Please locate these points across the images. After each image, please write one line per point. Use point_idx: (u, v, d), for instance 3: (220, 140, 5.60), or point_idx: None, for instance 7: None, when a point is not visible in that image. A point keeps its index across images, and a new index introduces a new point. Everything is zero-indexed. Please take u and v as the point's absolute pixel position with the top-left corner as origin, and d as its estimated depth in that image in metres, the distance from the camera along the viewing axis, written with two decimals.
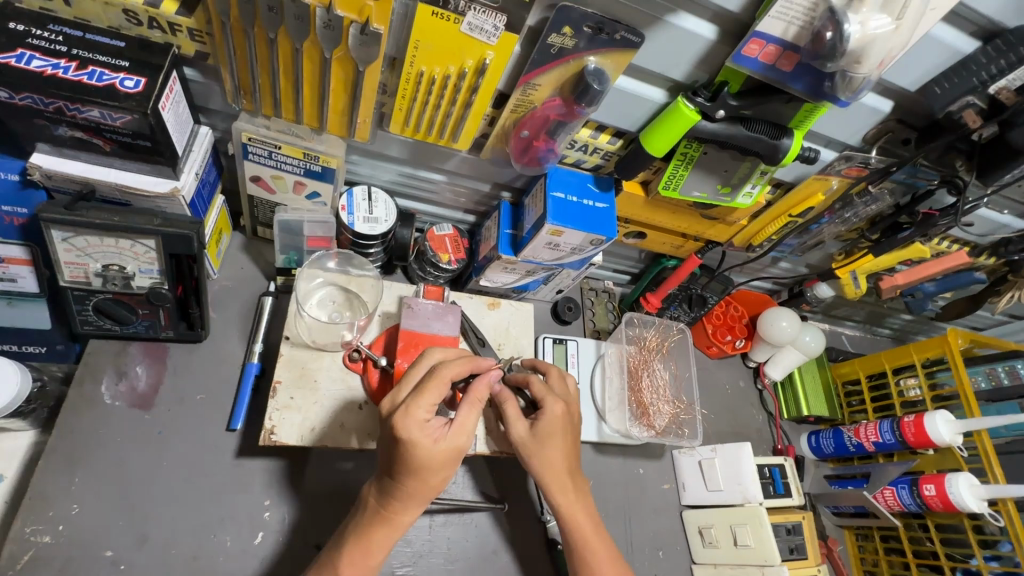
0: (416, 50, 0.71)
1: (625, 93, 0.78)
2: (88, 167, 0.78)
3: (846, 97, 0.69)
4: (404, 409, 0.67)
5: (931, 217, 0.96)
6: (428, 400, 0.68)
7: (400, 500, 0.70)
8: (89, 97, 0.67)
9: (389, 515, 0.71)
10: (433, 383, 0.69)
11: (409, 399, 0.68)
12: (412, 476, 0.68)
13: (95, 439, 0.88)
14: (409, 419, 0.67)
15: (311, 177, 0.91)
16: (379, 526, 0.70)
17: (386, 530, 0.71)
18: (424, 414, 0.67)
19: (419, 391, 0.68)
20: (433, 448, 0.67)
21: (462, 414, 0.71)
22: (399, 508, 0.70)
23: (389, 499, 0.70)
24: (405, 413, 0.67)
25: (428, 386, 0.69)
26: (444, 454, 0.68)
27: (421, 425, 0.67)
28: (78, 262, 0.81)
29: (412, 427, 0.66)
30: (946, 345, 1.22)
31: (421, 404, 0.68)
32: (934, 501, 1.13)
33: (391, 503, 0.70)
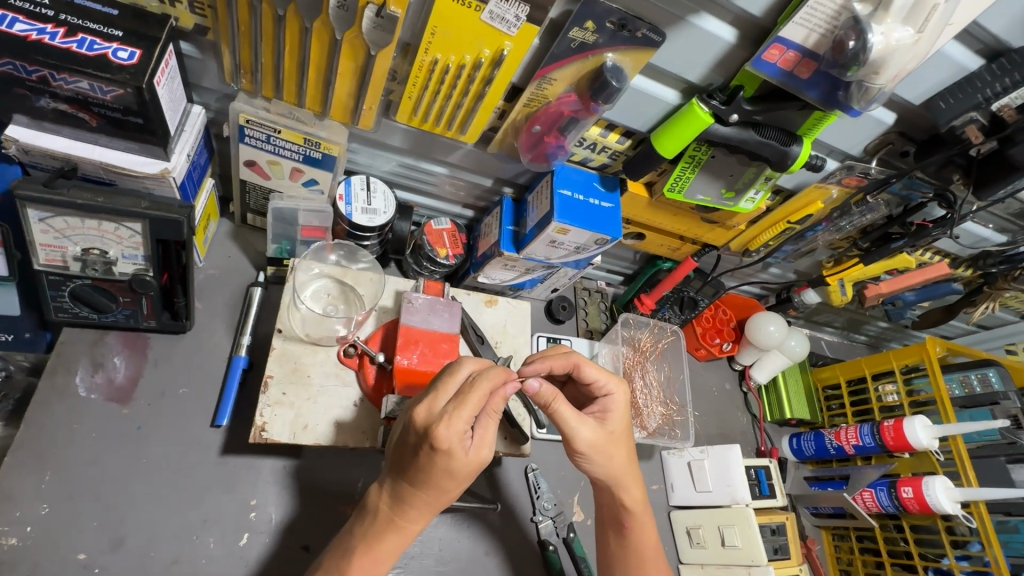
0: (433, 37, 0.69)
1: (640, 92, 0.78)
2: (71, 143, 0.72)
3: (859, 107, 0.70)
4: (444, 418, 0.64)
5: (925, 228, 0.99)
6: (470, 410, 0.65)
7: (415, 508, 0.69)
8: (78, 67, 0.62)
9: (400, 522, 0.69)
10: (475, 394, 0.65)
11: (449, 408, 0.64)
12: (434, 486, 0.66)
13: (67, 434, 0.82)
14: (450, 430, 0.63)
15: (309, 164, 0.87)
16: (390, 533, 0.69)
17: (396, 537, 0.70)
18: (465, 424, 0.64)
19: (462, 400, 0.64)
20: (465, 460, 0.65)
21: (487, 425, 0.68)
22: (412, 516, 0.69)
23: (403, 506, 0.68)
24: (445, 423, 0.64)
25: (469, 397, 0.65)
26: (472, 466, 0.66)
27: (461, 436, 0.64)
28: (55, 244, 0.76)
29: (452, 439, 0.63)
30: (924, 352, 1.28)
31: (463, 415, 0.64)
32: (912, 502, 1.17)
33: (404, 511, 0.69)
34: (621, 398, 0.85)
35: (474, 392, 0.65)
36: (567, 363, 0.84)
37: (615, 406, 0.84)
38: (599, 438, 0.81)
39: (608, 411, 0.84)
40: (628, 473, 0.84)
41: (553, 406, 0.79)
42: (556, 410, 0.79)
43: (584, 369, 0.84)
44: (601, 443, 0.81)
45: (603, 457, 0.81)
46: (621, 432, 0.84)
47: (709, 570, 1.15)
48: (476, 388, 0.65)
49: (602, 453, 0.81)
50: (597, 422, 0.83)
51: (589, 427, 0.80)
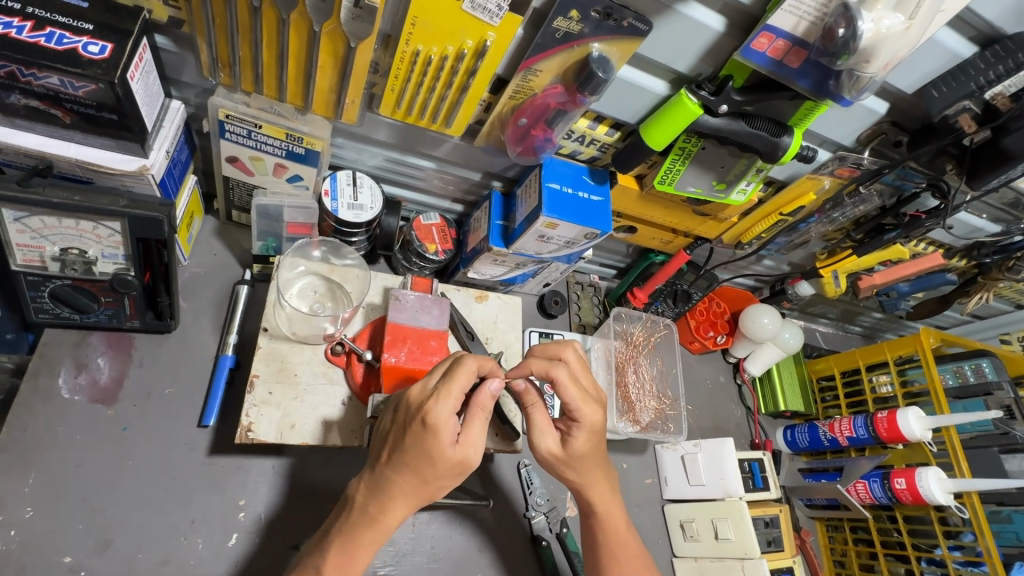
0: (414, 28, 0.67)
1: (628, 83, 0.76)
2: (45, 140, 0.70)
3: (850, 96, 0.69)
4: (434, 396, 0.64)
5: (918, 219, 0.97)
6: (459, 389, 0.64)
7: (394, 500, 0.66)
8: (47, 62, 0.60)
9: (377, 516, 0.66)
10: (464, 372, 0.65)
11: (439, 387, 0.64)
12: (415, 472, 0.64)
13: (51, 436, 0.81)
14: (439, 407, 0.63)
15: (293, 160, 0.86)
16: (365, 527, 0.66)
17: (372, 534, 0.67)
18: (454, 404, 0.64)
19: (451, 375, 0.64)
20: (449, 447, 0.63)
21: (473, 424, 0.67)
22: (389, 510, 0.66)
23: (382, 496, 0.66)
24: (435, 400, 0.63)
25: (459, 376, 0.65)
26: (453, 457, 0.64)
27: (449, 416, 0.63)
28: (32, 244, 0.75)
29: (441, 416, 0.62)
30: (918, 343, 1.28)
31: (453, 393, 0.64)
32: (905, 494, 1.17)
33: (384, 501, 0.66)
34: (591, 422, 0.79)
35: (464, 370, 0.65)
36: (546, 372, 0.78)
37: (585, 429, 0.79)
38: (561, 451, 0.80)
39: (577, 434, 0.79)
40: (591, 484, 0.84)
41: (528, 409, 0.80)
42: (530, 414, 0.80)
43: (561, 388, 0.77)
44: (561, 457, 0.81)
45: (561, 468, 0.82)
46: (588, 453, 0.81)
47: (702, 563, 1.15)
48: (466, 367, 0.66)
49: (567, 463, 0.81)
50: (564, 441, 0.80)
51: (553, 438, 0.80)
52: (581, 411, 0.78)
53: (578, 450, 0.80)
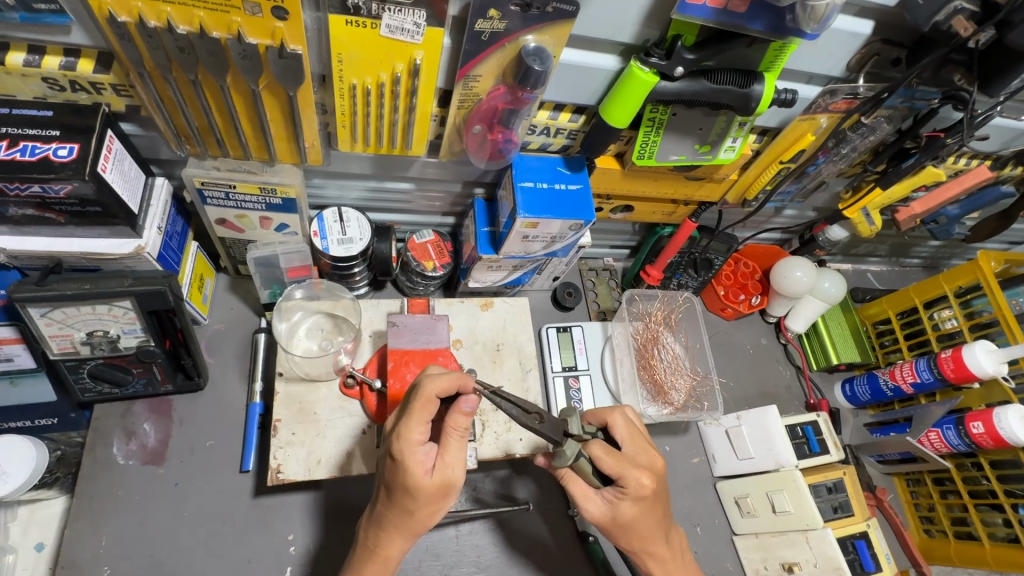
0: (342, 63, 0.67)
1: (574, 67, 0.73)
2: (51, 240, 0.78)
3: (812, 29, 0.62)
4: (396, 432, 0.65)
5: (937, 138, 0.88)
6: (420, 420, 0.64)
7: (389, 533, 0.69)
8: (25, 174, 0.66)
9: (376, 549, 0.70)
10: (421, 402, 0.65)
11: (401, 421, 0.65)
12: (397, 506, 0.66)
13: (114, 499, 0.90)
14: (402, 440, 0.64)
15: (275, 211, 0.89)
16: (367, 560, 0.70)
17: (376, 566, 0.70)
18: (419, 435, 0.65)
19: (409, 409, 0.65)
20: (422, 478, 0.64)
21: (450, 447, 0.66)
22: (386, 543, 0.69)
23: (377, 530, 0.69)
24: (398, 436, 0.65)
25: (418, 406, 0.65)
26: (430, 487, 0.65)
27: (413, 449, 0.64)
28: (62, 334, 0.82)
29: (403, 450, 0.64)
30: (979, 271, 1.15)
31: (414, 426, 0.64)
32: (984, 439, 1.06)
33: (379, 534, 0.69)
34: (636, 489, 0.78)
35: (420, 400, 0.65)
36: (603, 418, 0.86)
37: (630, 498, 0.78)
38: (609, 516, 0.81)
39: (623, 496, 0.79)
40: (644, 546, 0.83)
41: (566, 480, 0.83)
42: (568, 485, 0.83)
43: (598, 460, 0.79)
44: (609, 523, 0.82)
45: (611, 533, 0.83)
46: (636, 519, 0.80)
47: (764, 539, 1.10)
48: (421, 396, 0.65)
49: (617, 529, 0.82)
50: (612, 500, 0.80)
51: (597, 504, 0.82)
52: (624, 478, 0.78)
53: (629, 506, 0.79)
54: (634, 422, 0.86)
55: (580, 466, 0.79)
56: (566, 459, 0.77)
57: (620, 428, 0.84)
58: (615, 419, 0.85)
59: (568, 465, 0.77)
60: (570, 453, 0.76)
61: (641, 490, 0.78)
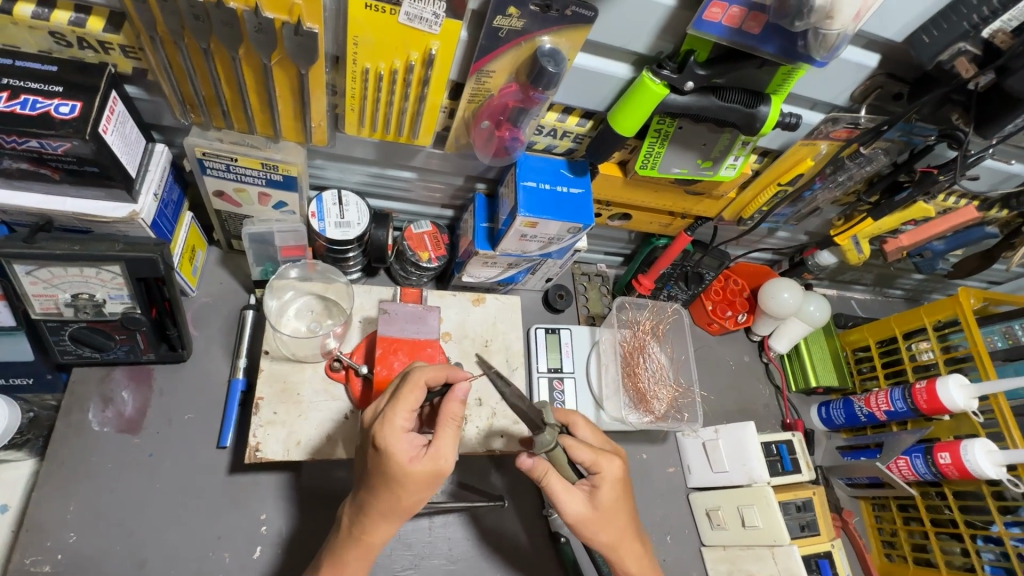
0: (356, 46, 0.67)
1: (587, 72, 0.73)
2: (43, 197, 0.76)
3: (822, 57, 0.64)
4: (382, 418, 0.65)
5: (931, 175, 0.91)
6: (406, 407, 0.66)
7: (374, 520, 0.68)
8: (24, 128, 0.65)
9: (360, 537, 0.69)
10: (408, 389, 0.66)
11: (386, 407, 0.66)
12: (383, 493, 0.66)
13: (86, 466, 0.88)
14: (387, 427, 0.65)
15: (274, 187, 0.88)
16: (351, 548, 0.69)
17: (359, 551, 0.70)
18: (404, 422, 0.65)
19: (396, 398, 0.66)
20: (409, 464, 0.64)
21: (440, 436, 0.67)
22: (372, 530, 0.68)
23: (361, 519, 0.68)
24: (383, 423, 0.65)
25: (403, 393, 0.66)
26: (419, 474, 0.64)
27: (399, 436, 0.64)
28: (46, 293, 0.81)
29: (389, 439, 0.63)
30: (958, 306, 1.18)
31: (399, 413, 0.65)
32: (950, 469, 1.09)
33: (365, 523, 0.68)
34: (611, 474, 0.82)
35: (408, 387, 0.66)
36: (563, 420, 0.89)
37: (607, 483, 0.82)
38: (589, 509, 0.81)
39: (599, 485, 0.82)
40: (622, 542, 0.84)
41: (544, 480, 0.80)
42: (547, 484, 0.79)
43: (572, 449, 0.82)
44: (588, 518, 0.81)
45: (590, 531, 0.82)
46: (614, 506, 0.82)
47: (731, 551, 1.12)
48: (409, 383, 0.67)
49: (597, 524, 0.81)
50: (589, 494, 0.82)
51: (577, 500, 0.80)
52: (599, 464, 0.82)
53: (608, 494, 0.82)
54: (592, 423, 0.91)
55: (556, 456, 0.81)
56: (546, 445, 0.79)
57: (583, 427, 0.88)
58: (576, 420, 0.89)
59: (549, 449, 0.79)
60: (549, 438, 0.79)
61: (614, 477, 0.82)
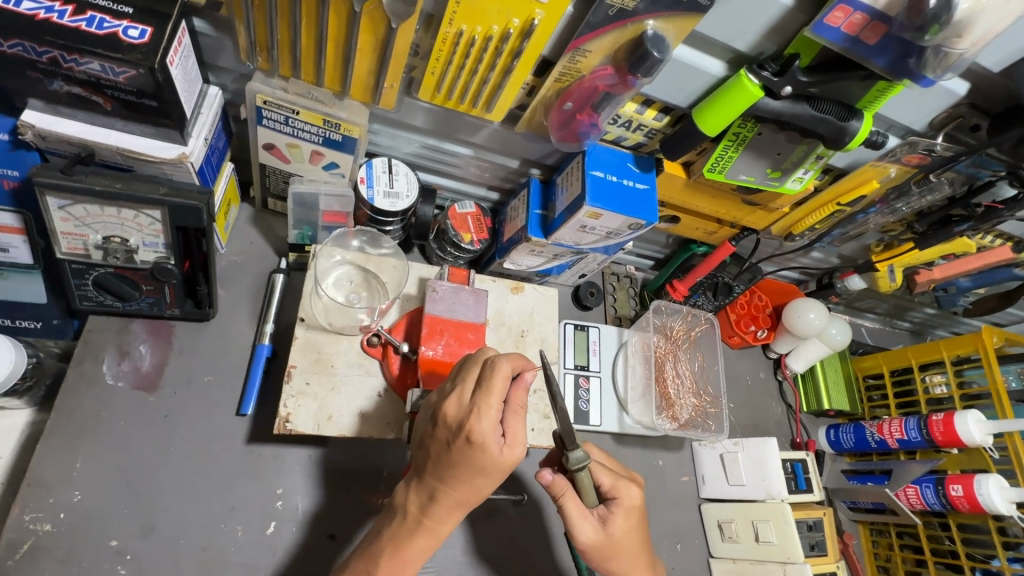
0: (457, 6, 0.64)
1: (683, 64, 0.71)
2: (87, 128, 0.70)
3: (933, 76, 0.63)
4: (476, 410, 0.61)
5: (995, 210, 0.90)
6: (500, 398, 0.63)
7: (447, 509, 0.66)
8: (88, 48, 0.60)
9: (429, 525, 0.67)
10: (500, 378, 0.63)
11: (480, 398, 0.62)
12: (466, 483, 0.64)
13: (96, 421, 0.83)
14: (484, 421, 0.61)
15: (329, 147, 0.84)
16: (420, 535, 0.67)
17: (425, 538, 0.67)
18: (498, 413, 0.62)
19: (490, 388, 0.62)
20: (500, 455, 0.62)
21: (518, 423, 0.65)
22: (444, 517, 0.67)
23: (433, 508, 0.66)
24: (477, 415, 0.61)
25: (494, 383, 0.63)
26: (506, 463, 0.63)
27: (493, 427, 0.62)
28: (76, 232, 0.75)
29: (488, 430, 0.61)
30: (979, 342, 1.20)
31: (493, 404, 0.62)
32: (961, 501, 1.11)
33: (436, 511, 0.66)
34: (629, 500, 0.80)
35: (501, 378, 0.63)
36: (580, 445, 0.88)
37: (624, 509, 0.79)
38: (602, 537, 0.78)
39: (614, 512, 0.79)
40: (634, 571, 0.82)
41: (562, 499, 0.76)
42: (564, 504, 0.77)
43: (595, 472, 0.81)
44: (602, 545, 0.78)
45: (603, 558, 0.79)
46: (626, 536, 0.80)
47: (741, 565, 1.12)
48: (501, 373, 0.63)
49: (604, 552, 0.79)
50: (601, 522, 0.79)
51: (592, 525, 0.78)
52: (617, 489, 0.81)
53: (622, 523, 0.79)
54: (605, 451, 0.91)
55: (579, 478, 0.77)
56: (580, 462, 0.75)
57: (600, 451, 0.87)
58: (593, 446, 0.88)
59: (579, 467, 0.75)
60: (580, 457, 0.75)
61: (632, 503, 0.81)
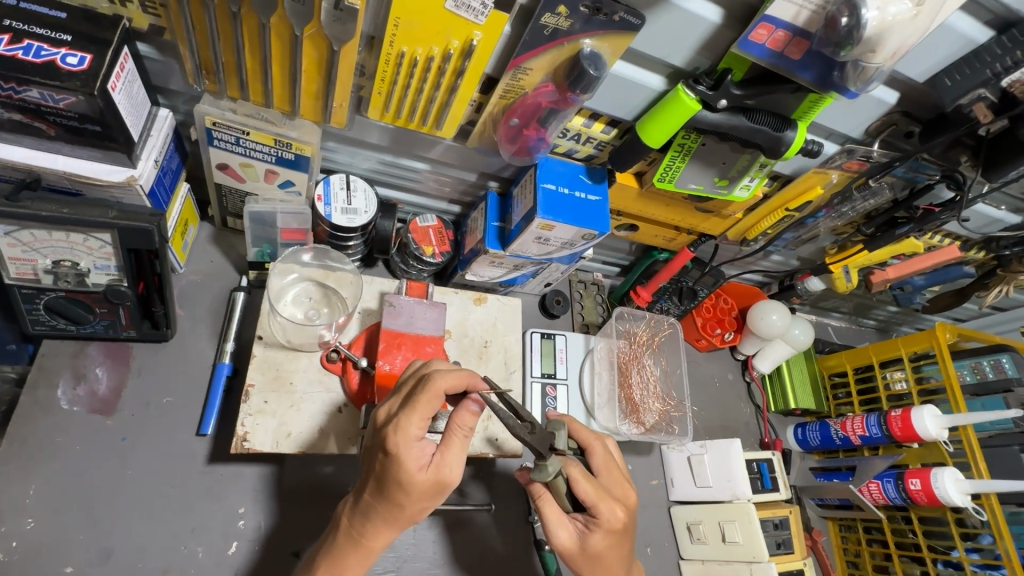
0: (396, 28, 0.65)
1: (623, 80, 0.73)
2: (32, 153, 0.70)
3: (856, 89, 0.65)
4: (395, 423, 0.64)
5: (932, 213, 0.95)
6: (422, 414, 0.64)
7: (376, 525, 0.67)
8: (25, 76, 0.60)
9: (360, 540, 0.68)
10: (424, 395, 0.65)
11: (401, 414, 0.64)
12: (388, 499, 0.65)
13: (51, 447, 0.82)
14: (400, 435, 0.63)
15: (283, 166, 0.85)
16: (350, 551, 0.68)
17: (358, 555, 0.68)
18: (417, 429, 0.64)
19: (412, 403, 0.64)
20: (417, 472, 0.63)
21: (449, 443, 0.66)
22: (372, 534, 0.67)
23: (362, 522, 0.67)
24: (395, 428, 0.64)
25: (418, 399, 0.65)
26: (427, 482, 0.64)
27: (411, 442, 0.63)
28: (25, 257, 0.74)
29: (401, 444, 0.62)
30: (934, 339, 1.23)
31: (412, 420, 0.64)
32: (920, 495, 1.13)
33: (365, 526, 0.67)
34: (609, 520, 0.77)
35: (426, 395, 0.65)
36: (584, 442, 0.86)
37: (602, 528, 0.77)
38: (577, 546, 0.78)
39: (593, 527, 0.77)
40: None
41: (539, 502, 0.80)
42: (541, 508, 0.79)
43: (574, 483, 0.77)
44: (577, 554, 0.78)
45: (579, 566, 0.79)
46: (604, 552, 0.78)
47: (709, 566, 1.13)
48: (428, 390, 0.65)
49: (584, 561, 0.79)
50: (581, 531, 0.78)
51: (569, 531, 0.78)
52: (597, 507, 0.77)
53: (598, 541, 0.77)
54: (613, 452, 0.86)
55: (555, 484, 0.78)
56: (546, 474, 0.74)
57: (598, 457, 0.84)
58: (595, 447, 0.85)
59: (547, 480, 0.75)
60: (552, 469, 0.74)
61: (616, 522, 0.77)
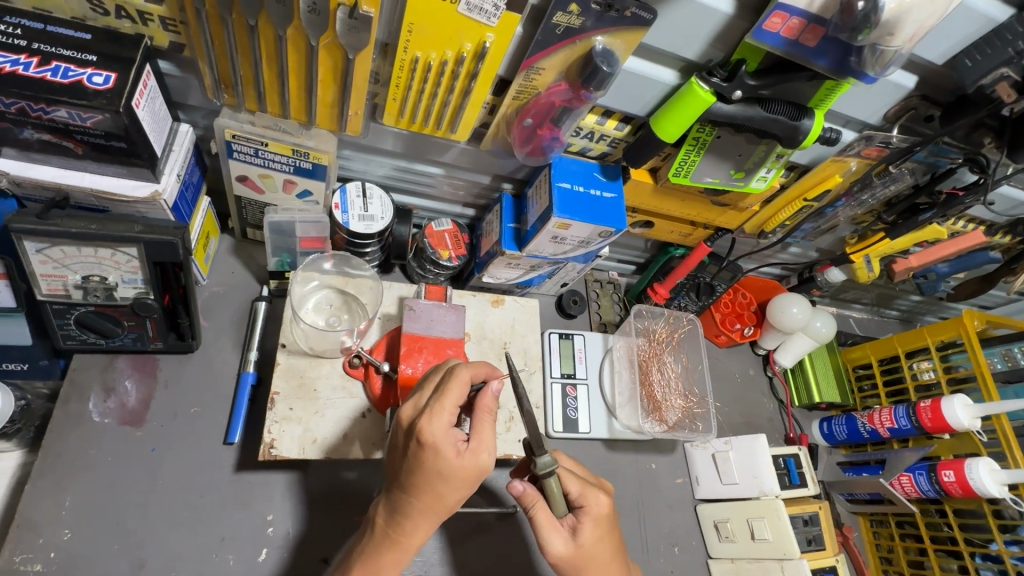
0: (410, 34, 0.66)
1: (635, 76, 0.73)
2: (62, 172, 0.72)
3: (874, 73, 0.65)
4: (428, 412, 0.64)
5: (955, 196, 0.94)
6: (454, 400, 0.65)
7: (414, 521, 0.67)
8: (54, 97, 0.62)
9: (397, 538, 0.68)
10: (454, 383, 0.66)
11: (432, 402, 0.65)
12: (426, 491, 0.65)
13: (84, 459, 0.84)
14: (434, 424, 0.64)
15: (301, 175, 0.86)
16: (388, 550, 0.68)
17: (394, 555, 0.68)
18: (450, 416, 0.64)
19: (443, 390, 0.65)
20: (455, 459, 0.64)
21: (480, 429, 0.67)
22: (411, 530, 0.67)
23: (399, 519, 0.67)
24: (428, 417, 0.64)
25: (448, 387, 0.66)
26: (464, 469, 0.64)
27: (445, 430, 0.64)
28: (55, 274, 0.76)
29: (437, 432, 0.63)
30: (962, 327, 1.21)
31: (445, 407, 0.64)
32: (954, 487, 1.10)
33: (402, 523, 0.67)
34: (597, 509, 0.79)
35: (456, 383, 0.66)
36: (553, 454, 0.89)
37: (592, 517, 0.78)
38: (570, 550, 0.77)
39: (581, 522, 0.78)
40: None
41: (532, 510, 0.76)
42: (534, 515, 0.76)
43: (564, 478, 0.80)
44: (572, 557, 0.77)
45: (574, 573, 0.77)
46: (596, 546, 0.78)
47: (739, 564, 1.12)
48: (457, 378, 0.66)
49: (577, 566, 0.77)
50: (569, 535, 0.78)
51: (560, 536, 0.76)
52: (585, 497, 0.80)
53: (591, 533, 0.77)
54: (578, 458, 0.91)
55: (547, 483, 0.77)
56: (547, 466, 0.75)
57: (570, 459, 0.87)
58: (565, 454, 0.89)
59: (548, 472, 0.75)
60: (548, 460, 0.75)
61: (603, 510, 0.79)
